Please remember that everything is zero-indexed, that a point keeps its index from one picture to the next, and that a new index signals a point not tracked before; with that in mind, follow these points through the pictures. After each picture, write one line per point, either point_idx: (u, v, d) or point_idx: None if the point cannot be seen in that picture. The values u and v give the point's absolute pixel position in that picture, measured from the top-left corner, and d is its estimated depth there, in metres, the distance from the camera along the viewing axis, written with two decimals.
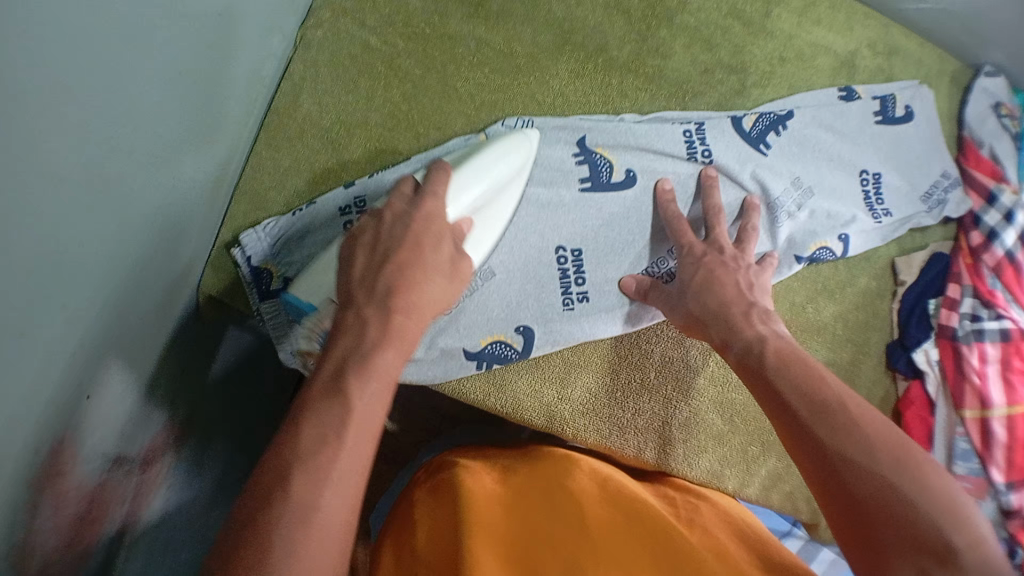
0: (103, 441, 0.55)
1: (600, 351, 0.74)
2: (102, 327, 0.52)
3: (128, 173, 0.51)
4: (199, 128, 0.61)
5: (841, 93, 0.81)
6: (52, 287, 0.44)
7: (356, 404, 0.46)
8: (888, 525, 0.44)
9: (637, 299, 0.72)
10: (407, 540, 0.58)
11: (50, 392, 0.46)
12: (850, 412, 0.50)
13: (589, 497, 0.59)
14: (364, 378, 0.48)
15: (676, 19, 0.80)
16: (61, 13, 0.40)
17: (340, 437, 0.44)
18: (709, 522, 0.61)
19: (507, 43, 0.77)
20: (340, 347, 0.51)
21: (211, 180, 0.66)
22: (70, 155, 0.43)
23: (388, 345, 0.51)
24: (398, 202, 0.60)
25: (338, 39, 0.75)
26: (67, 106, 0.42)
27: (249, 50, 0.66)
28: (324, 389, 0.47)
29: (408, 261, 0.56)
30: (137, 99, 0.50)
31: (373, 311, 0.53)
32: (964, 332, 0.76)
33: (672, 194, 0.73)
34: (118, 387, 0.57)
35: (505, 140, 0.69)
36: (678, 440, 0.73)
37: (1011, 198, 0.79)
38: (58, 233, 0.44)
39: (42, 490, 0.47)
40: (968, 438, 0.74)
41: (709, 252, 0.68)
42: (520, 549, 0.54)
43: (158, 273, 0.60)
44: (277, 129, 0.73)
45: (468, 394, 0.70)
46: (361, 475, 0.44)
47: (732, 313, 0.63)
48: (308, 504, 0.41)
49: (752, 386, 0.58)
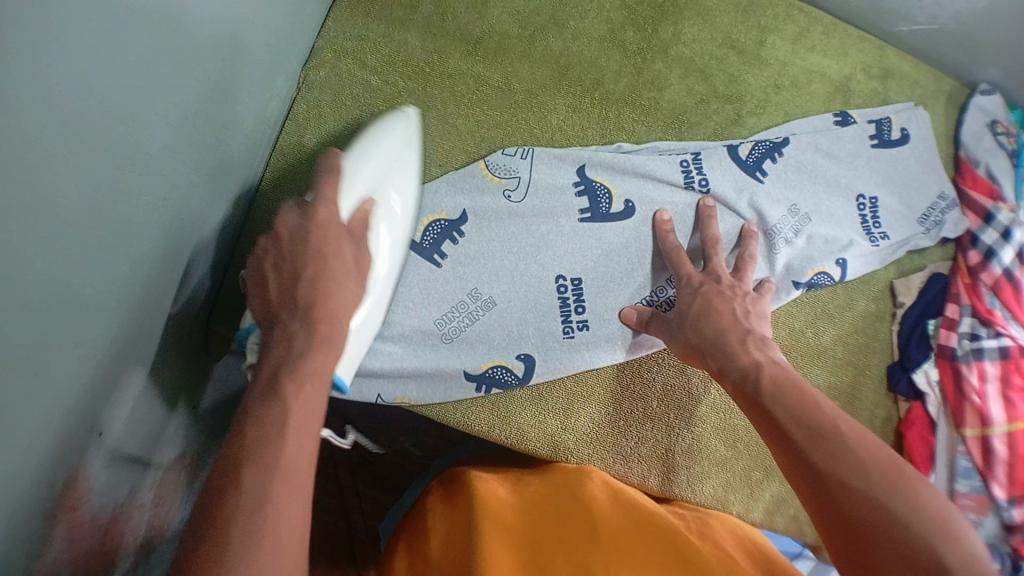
0: (111, 480, 0.57)
1: (601, 380, 0.74)
2: (112, 371, 0.54)
3: (136, 221, 0.53)
4: (204, 171, 0.62)
5: (836, 118, 0.82)
6: (61, 335, 0.45)
7: (290, 404, 0.47)
8: (882, 550, 0.45)
9: (638, 329, 0.73)
10: (420, 544, 0.62)
11: (62, 438, 0.47)
12: (841, 434, 0.52)
13: (602, 507, 0.62)
14: (298, 382, 0.49)
15: (670, 51, 0.81)
16: (70, 74, 0.41)
17: (279, 435, 0.45)
18: (721, 537, 0.64)
19: (505, 79, 0.78)
20: (271, 357, 0.51)
21: (217, 221, 0.68)
22: (80, 207, 0.45)
23: (319, 347, 0.52)
24: (291, 217, 0.58)
25: (341, 79, 0.77)
26: (78, 166, 0.44)
27: (252, 93, 0.68)
28: (258, 397, 0.48)
29: (320, 274, 0.55)
30: (143, 150, 0.51)
31: (298, 324, 0.53)
32: (963, 351, 0.77)
33: (670, 224, 0.75)
34: (132, 422, 0.59)
35: (384, 121, 0.71)
36: (681, 467, 0.74)
37: (1007, 217, 0.80)
38: (67, 282, 0.45)
39: (58, 533, 0.49)
40: (969, 457, 0.75)
41: (706, 282, 0.70)
42: (534, 560, 0.56)
43: (163, 313, 0.62)
44: (281, 171, 0.75)
45: (473, 425, 0.70)
46: (307, 463, 0.46)
47: (727, 340, 0.64)
48: (256, 494, 0.42)
49: (749, 412, 0.59)
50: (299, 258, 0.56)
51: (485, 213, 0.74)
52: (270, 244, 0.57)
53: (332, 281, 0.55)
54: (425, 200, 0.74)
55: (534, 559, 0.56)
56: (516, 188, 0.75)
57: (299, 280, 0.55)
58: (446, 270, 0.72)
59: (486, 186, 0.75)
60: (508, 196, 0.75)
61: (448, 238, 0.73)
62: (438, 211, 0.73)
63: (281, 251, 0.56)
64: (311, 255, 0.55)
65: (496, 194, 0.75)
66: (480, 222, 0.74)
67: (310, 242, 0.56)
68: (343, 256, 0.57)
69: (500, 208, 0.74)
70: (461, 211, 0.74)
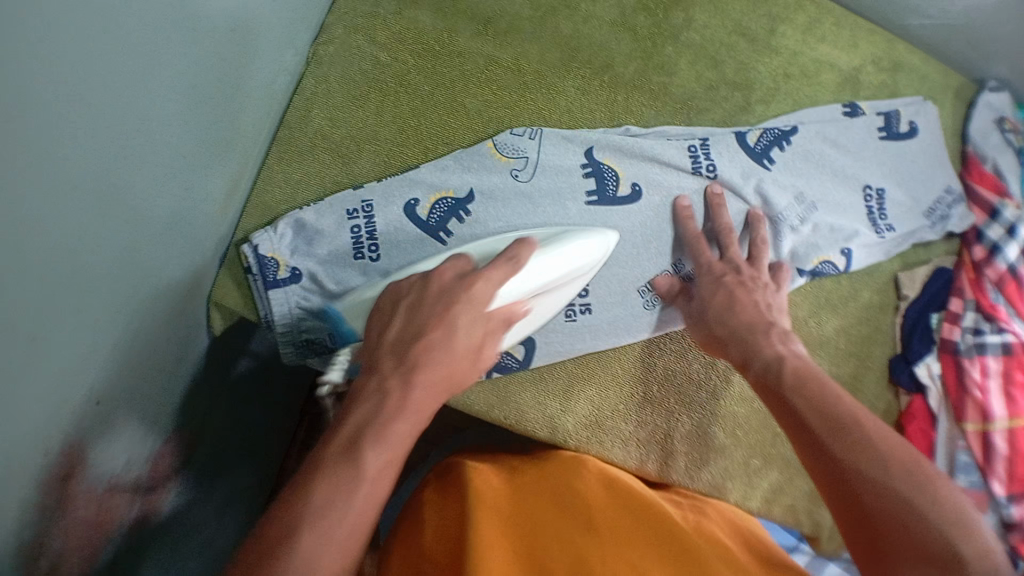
0: (106, 447, 0.56)
1: (619, 373, 0.75)
2: (110, 330, 0.53)
3: (137, 180, 0.52)
4: (208, 137, 0.62)
5: (845, 109, 0.82)
6: (56, 287, 0.45)
7: (366, 467, 0.47)
8: (899, 537, 0.45)
9: (667, 301, 0.74)
10: (415, 534, 0.61)
11: (55, 392, 0.47)
12: (862, 427, 0.52)
13: (598, 503, 0.61)
14: (377, 449, 0.48)
15: (681, 37, 0.81)
16: (74, 20, 0.41)
17: (343, 501, 0.44)
18: (718, 528, 0.63)
19: (515, 60, 0.78)
20: (359, 410, 0.51)
21: (223, 190, 0.68)
22: (78, 157, 0.44)
23: (403, 415, 0.51)
24: (447, 273, 0.59)
25: (351, 55, 0.77)
26: (77, 115, 0.43)
27: (261, 61, 0.68)
28: (335, 453, 0.48)
29: (435, 342, 0.55)
30: (144, 109, 0.51)
31: (395, 382, 0.52)
32: (966, 345, 0.77)
33: (689, 210, 0.75)
34: (129, 385, 0.58)
35: (583, 234, 0.69)
36: (681, 453, 0.73)
37: (1013, 214, 0.80)
38: (65, 235, 0.45)
39: (51, 496, 0.48)
40: (969, 451, 0.75)
41: (727, 271, 0.70)
42: (524, 548, 0.54)
43: (167, 279, 0.61)
44: (288, 145, 0.74)
45: (472, 405, 0.70)
46: (364, 529, 0.45)
47: (755, 331, 0.65)
48: (308, 555, 0.41)
49: (769, 403, 0.59)
50: (429, 317, 0.56)
51: (492, 191, 0.74)
52: (418, 286, 0.59)
53: (444, 351, 0.55)
54: (433, 176, 0.74)
55: (528, 546, 0.55)
56: (524, 168, 0.75)
57: (419, 338, 0.55)
58: (452, 245, 0.72)
59: (494, 165, 0.75)
60: (515, 175, 0.74)
61: (456, 215, 0.73)
62: (445, 187, 0.74)
63: (422, 300, 0.58)
64: (440, 321, 0.56)
65: (503, 172, 0.74)
66: (486, 200, 0.73)
67: (456, 308, 0.57)
68: (473, 327, 0.57)
69: (506, 185, 0.74)
70: (468, 189, 0.74)
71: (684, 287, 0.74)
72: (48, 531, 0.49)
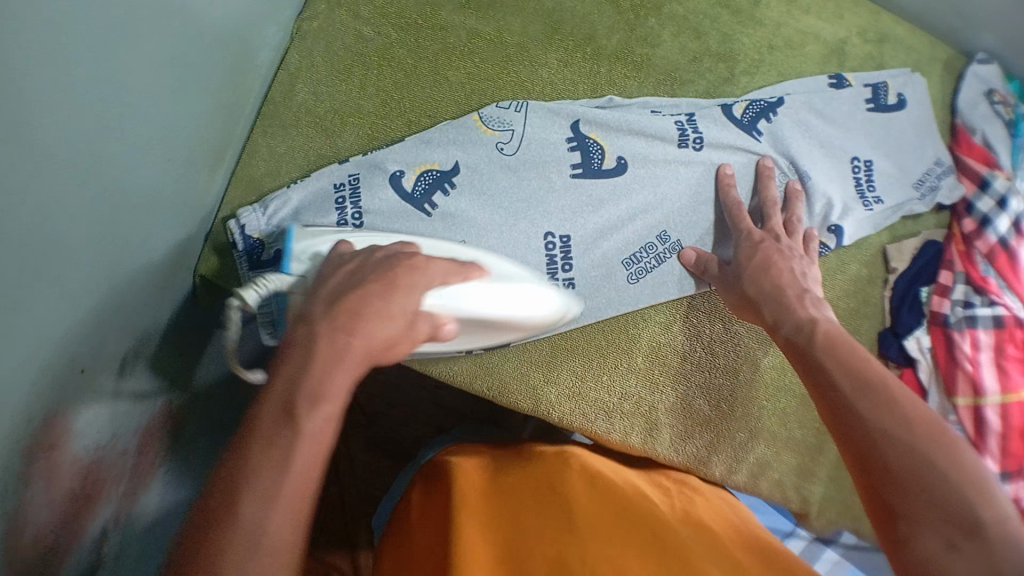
0: (96, 421, 0.55)
1: (637, 349, 0.74)
2: (100, 291, 0.53)
3: (121, 138, 0.53)
4: (194, 102, 0.62)
5: (831, 80, 0.82)
6: (47, 237, 0.45)
7: (302, 427, 0.41)
8: (917, 498, 0.43)
9: (695, 271, 0.74)
10: (405, 539, 0.61)
11: (52, 347, 0.47)
12: (896, 393, 0.50)
13: (579, 488, 0.59)
14: (315, 400, 0.42)
15: (664, 8, 0.81)
16: None
17: (276, 465, 0.39)
18: (704, 513, 0.62)
19: (497, 32, 0.78)
20: (280, 374, 0.44)
21: (208, 160, 0.68)
22: (66, 108, 0.45)
23: (341, 364, 0.45)
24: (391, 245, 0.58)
25: (332, 28, 0.77)
26: (66, 64, 0.44)
27: (246, 31, 0.68)
28: (270, 414, 0.41)
29: (370, 290, 0.49)
30: (131, 66, 0.51)
31: (325, 327, 0.47)
32: (956, 318, 0.76)
33: (733, 179, 0.75)
34: (121, 351, 0.58)
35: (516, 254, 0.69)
36: (664, 425, 0.73)
37: (1003, 184, 0.79)
38: (55, 186, 0.45)
39: (37, 468, 0.46)
40: (961, 426, 0.74)
41: (766, 239, 0.70)
42: (503, 543, 0.54)
43: (154, 247, 0.62)
44: (270, 117, 0.74)
45: (454, 375, 0.70)
46: (314, 480, 0.40)
47: (787, 295, 0.65)
48: (256, 523, 0.37)
49: (798, 365, 0.59)
50: (365, 277, 0.51)
51: (478, 166, 0.73)
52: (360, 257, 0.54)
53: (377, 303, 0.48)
54: (415, 150, 0.73)
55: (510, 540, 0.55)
56: (509, 141, 0.74)
57: (349, 289, 0.50)
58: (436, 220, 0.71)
59: (479, 139, 0.74)
60: (500, 149, 0.74)
61: (440, 188, 0.72)
62: (429, 160, 0.73)
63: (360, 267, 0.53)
64: (370, 286, 0.50)
65: (488, 146, 0.74)
66: (471, 174, 0.73)
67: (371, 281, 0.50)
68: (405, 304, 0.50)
69: (491, 160, 0.73)
70: (454, 162, 0.73)
71: (718, 260, 0.73)
72: (33, 504, 0.46)
